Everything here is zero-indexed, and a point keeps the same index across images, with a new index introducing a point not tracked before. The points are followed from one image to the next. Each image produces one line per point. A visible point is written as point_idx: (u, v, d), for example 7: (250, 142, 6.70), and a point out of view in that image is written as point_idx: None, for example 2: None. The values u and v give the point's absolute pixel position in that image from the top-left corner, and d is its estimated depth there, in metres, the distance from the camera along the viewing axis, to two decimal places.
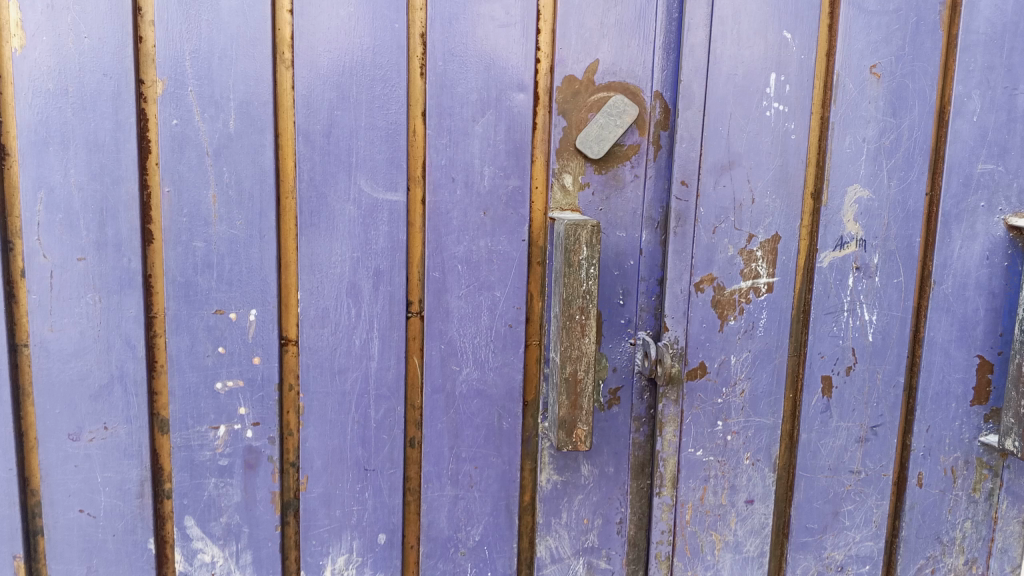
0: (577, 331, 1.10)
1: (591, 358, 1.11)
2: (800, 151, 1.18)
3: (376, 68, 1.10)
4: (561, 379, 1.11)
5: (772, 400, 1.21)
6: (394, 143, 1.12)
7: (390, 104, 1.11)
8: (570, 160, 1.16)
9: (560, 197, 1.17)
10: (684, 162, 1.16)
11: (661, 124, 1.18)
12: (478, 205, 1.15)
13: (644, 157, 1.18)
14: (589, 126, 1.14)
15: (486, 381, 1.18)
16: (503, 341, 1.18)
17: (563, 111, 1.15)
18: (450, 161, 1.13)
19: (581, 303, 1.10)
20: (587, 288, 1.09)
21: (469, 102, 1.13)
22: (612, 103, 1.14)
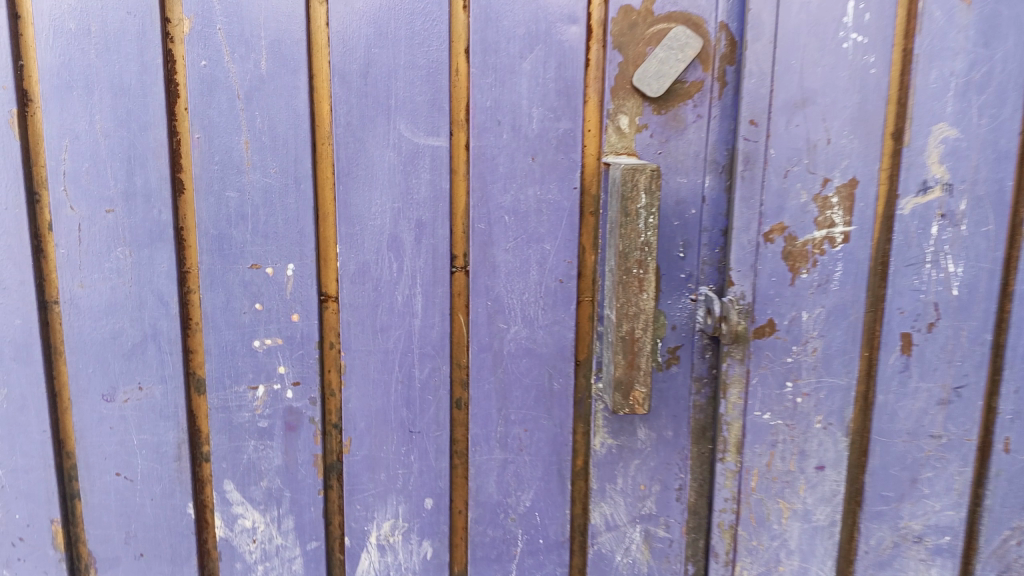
0: (635, 285, 1.03)
1: (650, 314, 1.04)
2: (880, 87, 1.05)
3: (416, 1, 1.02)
4: (617, 337, 1.04)
5: (847, 359, 1.11)
6: (435, 83, 1.04)
7: (431, 41, 1.03)
8: (627, 99, 1.07)
9: (615, 140, 1.08)
10: (753, 99, 1.05)
11: (727, 58, 1.07)
12: (527, 150, 1.07)
13: (707, 96, 1.08)
14: (647, 61, 1.05)
15: (536, 340, 1.11)
16: (554, 298, 1.11)
17: (620, 45, 1.06)
18: (496, 103, 1.05)
19: (639, 255, 1.02)
20: (646, 240, 1.02)
21: (516, 37, 1.04)
22: (673, 34, 1.04)
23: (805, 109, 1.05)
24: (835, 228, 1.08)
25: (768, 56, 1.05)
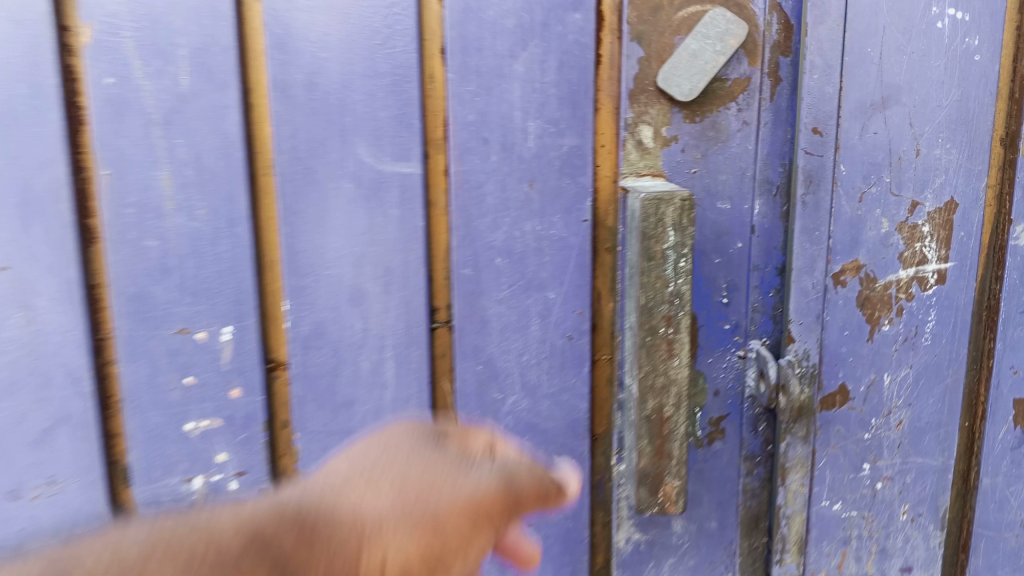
0: (661, 348, 0.80)
1: (684, 384, 0.81)
2: (987, 80, 0.77)
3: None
4: (639, 414, 0.81)
5: (942, 434, 0.86)
6: (404, 93, 0.82)
7: (395, 41, 0.81)
8: (650, 104, 0.84)
9: (635, 157, 0.85)
10: (820, 100, 0.77)
11: (780, 48, 0.84)
12: (523, 174, 0.84)
13: (756, 96, 0.84)
14: (676, 54, 0.81)
15: (539, 413, 0.91)
16: (562, 359, 0.90)
17: (640, 34, 0.82)
18: (481, 115, 0.82)
19: (667, 311, 0.79)
20: (676, 291, 0.79)
21: (504, 30, 0.80)
22: (710, 18, 0.80)
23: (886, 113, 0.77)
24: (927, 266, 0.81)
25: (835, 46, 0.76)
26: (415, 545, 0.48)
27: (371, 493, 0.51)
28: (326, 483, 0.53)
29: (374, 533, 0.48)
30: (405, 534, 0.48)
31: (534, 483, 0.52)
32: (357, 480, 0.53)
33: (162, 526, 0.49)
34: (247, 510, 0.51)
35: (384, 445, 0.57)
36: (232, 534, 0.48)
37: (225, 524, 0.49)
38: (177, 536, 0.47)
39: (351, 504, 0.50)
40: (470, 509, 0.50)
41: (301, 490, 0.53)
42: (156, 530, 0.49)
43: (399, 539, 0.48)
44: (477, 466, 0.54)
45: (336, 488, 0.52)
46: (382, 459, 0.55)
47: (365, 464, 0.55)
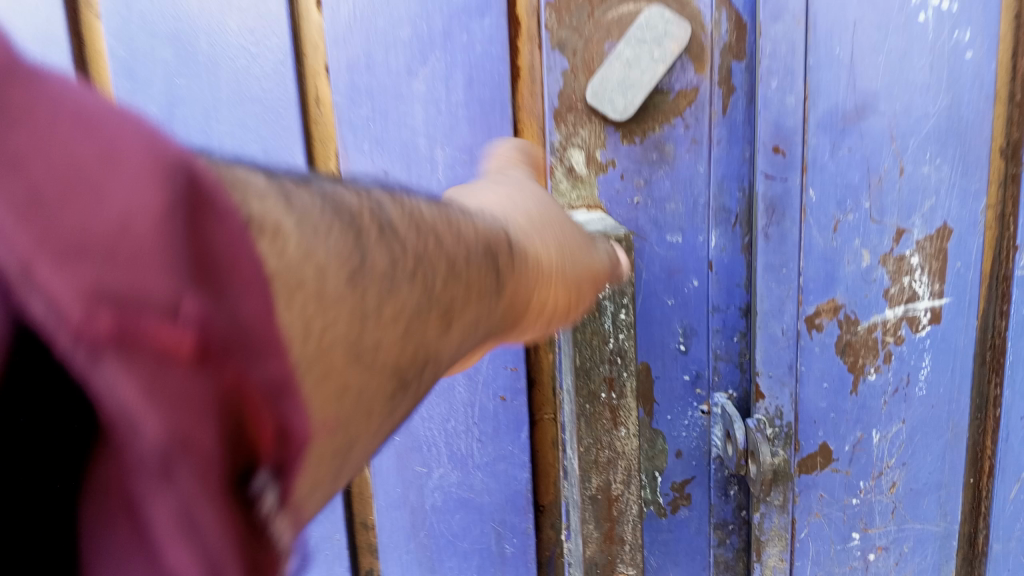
0: (604, 416, 0.66)
1: (635, 456, 0.67)
2: (981, 83, 0.62)
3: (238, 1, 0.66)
4: (580, 493, 0.66)
5: (942, 495, 0.73)
6: (281, 122, 0.68)
7: (267, 59, 0.67)
8: (581, 124, 0.70)
9: (566, 186, 0.72)
10: (780, 116, 0.62)
11: (733, 51, 0.71)
12: None
13: (707, 109, 0.71)
14: (607, 64, 0.68)
15: (471, 487, 0.76)
16: (495, 424, 0.75)
17: (562, 41, 0.68)
18: (377, 144, 0.69)
19: (608, 372, 0.65)
20: (617, 348, 0.65)
21: (399, 42, 0.67)
22: (644, 19, 0.67)
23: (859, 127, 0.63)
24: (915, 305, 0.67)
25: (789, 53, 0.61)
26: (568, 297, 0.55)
27: (539, 241, 0.53)
28: (508, 219, 0.53)
29: (523, 283, 0.51)
30: (548, 276, 0.52)
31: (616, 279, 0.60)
32: (525, 227, 0.53)
33: (359, 197, 0.42)
34: (423, 217, 0.45)
35: (524, 193, 0.56)
36: (422, 265, 0.42)
37: (399, 225, 0.42)
38: (360, 212, 0.40)
39: (523, 245, 0.52)
40: (585, 276, 0.55)
41: (474, 217, 0.49)
42: (349, 204, 0.40)
43: (556, 290, 0.53)
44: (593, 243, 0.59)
45: (516, 228, 0.52)
46: (538, 213, 0.55)
47: (523, 213, 0.54)
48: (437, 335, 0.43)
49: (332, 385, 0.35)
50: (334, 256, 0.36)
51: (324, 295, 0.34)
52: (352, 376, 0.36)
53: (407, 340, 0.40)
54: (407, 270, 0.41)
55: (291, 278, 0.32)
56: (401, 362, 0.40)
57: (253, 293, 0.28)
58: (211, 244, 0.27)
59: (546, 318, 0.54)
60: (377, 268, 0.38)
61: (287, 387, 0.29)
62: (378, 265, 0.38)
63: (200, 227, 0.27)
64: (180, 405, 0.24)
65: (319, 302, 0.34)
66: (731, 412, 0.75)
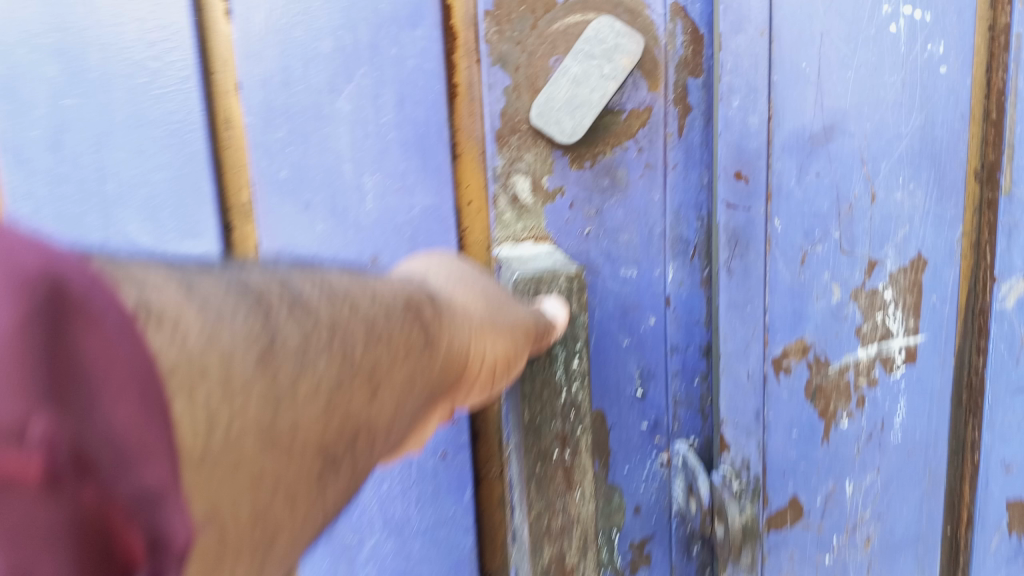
0: (557, 478, 0.58)
1: (590, 520, 0.60)
2: (956, 100, 0.58)
3: (134, 8, 0.58)
4: (530, 565, 0.59)
5: (919, 549, 0.67)
6: (185, 147, 0.60)
7: (169, 76, 0.59)
8: (525, 147, 0.64)
9: (510, 216, 0.65)
10: (742, 138, 0.58)
11: (689, 66, 0.66)
12: (363, 247, 0.63)
13: (661, 130, 0.66)
14: (554, 80, 0.62)
15: (409, 558, 0.67)
16: (435, 485, 0.67)
17: (503, 56, 0.62)
18: (297, 170, 0.61)
19: (561, 429, 0.57)
20: (571, 400, 0.58)
21: (320, 57, 0.59)
22: (592, 31, 0.61)
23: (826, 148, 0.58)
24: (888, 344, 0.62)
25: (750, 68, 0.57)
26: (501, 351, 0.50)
27: (461, 300, 0.50)
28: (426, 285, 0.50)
29: (453, 344, 0.48)
30: (477, 334, 0.49)
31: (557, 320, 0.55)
32: (448, 292, 0.51)
33: (267, 280, 0.40)
34: (337, 289, 0.43)
35: (436, 266, 0.54)
36: (334, 336, 0.40)
37: (313, 300, 0.41)
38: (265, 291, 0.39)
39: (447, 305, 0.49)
40: (516, 330, 0.50)
41: (393, 283, 0.48)
42: (256, 288, 0.39)
43: (488, 344, 0.49)
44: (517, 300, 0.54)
45: (436, 292, 0.50)
46: (459, 275, 0.53)
47: (442, 282, 0.52)
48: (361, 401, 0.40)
49: (250, 468, 0.35)
50: (236, 342, 0.35)
51: (233, 377, 0.34)
52: (267, 460, 0.35)
53: (335, 407, 0.39)
54: (318, 345, 0.39)
55: (197, 363, 0.33)
56: (330, 433, 0.39)
57: (122, 398, 0.28)
58: (79, 355, 0.28)
59: (487, 378, 0.50)
60: (287, 341, 0.37)
61: (159, 495, 0.29)
62: (288, 343, 0.37)
63: (67, 337, 0.28)
64: (15, 527, 0.25)
65: (225, 390, 0.34)
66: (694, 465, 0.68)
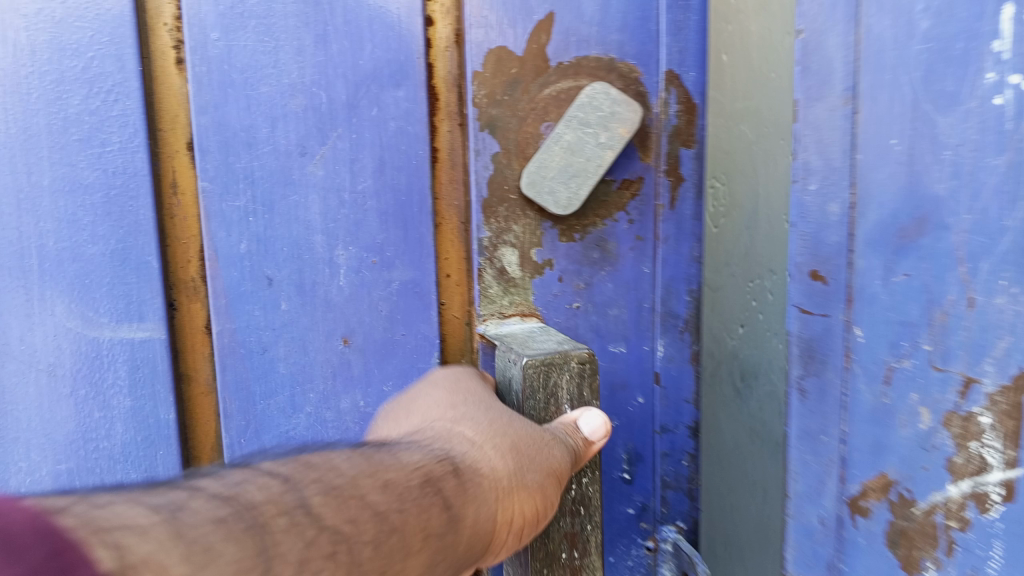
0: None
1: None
2: None
3: (68, 53, 0.49)
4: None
5: None
6: (126, 215, 0.52)
7: (109, 134, 0.51)
8: (514, 218, 0.58)
9: (496, 292, 0.59)
10: (821, 229, 0.45)
11: (683, 136, 0.61)
12: (333, 327, 0.56)
13: (654, 201, 0.61)
14: (547, 148, 0.57)
15: None
16: None
17: (492, 121, 0.57)
18: (259, 243, 0.53)
19: (570, 527, 0.50)
20: (580, 494, 0.50)
21: (289, 116, 0.52)
22: (586, 97, 0.56)
23: (924, 245, 0.36)
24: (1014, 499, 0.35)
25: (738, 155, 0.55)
26: (535, 505, 0.42)
27: (481, 455, 0.42)
28: (440, 443, 0.42)
29: (479, 514, 0.39)
30: (505, 496, 0.41)
31: (592, 445, 0.47)
32: (468, 447, 0.42)
33: (260, 482, 0.33)
34: (342, 472, 0.36)
35: (453, 403, 0.46)
36: (340, 545, 0.32)
37: (321, 506, 0.33)
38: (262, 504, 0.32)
39: (467, 463, 0.41)
40: (547, 479, 0.42)
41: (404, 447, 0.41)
42: (251, 497, 0.32)
43: (519, 506, 0.41)
44: (551, 436, 0.45)
45: (452, 450, 0.42)
46: (490, 420, 0.44)
47: (464, 434, 0.43)
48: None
49: None
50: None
51: None
52: None
53: None
54: (321, 556, 0.32)
55: None
56: None
57: None
58: None
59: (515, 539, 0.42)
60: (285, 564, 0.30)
61: None
62: (286, 560, 0.30)
63: None
64: None
65: None
66: (687, 550, 0.63)
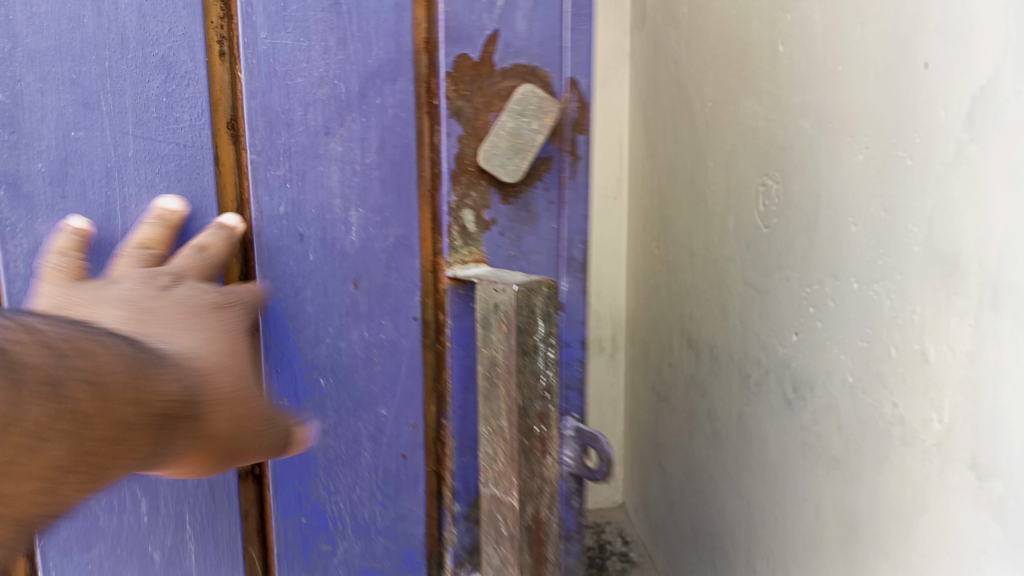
0: (539, 449, 0.59)
1: (556, 484, 0.61)
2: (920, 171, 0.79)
3: (150, 42, 0.61)
4: (502, 528, 0.60)
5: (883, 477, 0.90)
6: (195, 180, 0.64)
7: (181, 113, 0.63)
8: (472, 186, 0.64)
9: (459, 244, 0.64)
10: None
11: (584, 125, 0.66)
12: (346, 273, 0.64)
13: (562, 174, 0.66)
14: (496, 131, 0.62)
15: (376, 555, 0.69)
16: (396, 485, 0.68)
17: (457, 110, 0.62)
18: (294, 207, 0.63)
19: (541, 406, 0.59)
20: (548, 381, 0.59)
21: (316, 102, 0.62)
22: (521, 92, 0.62)
23: None
24: (936, 520, 0.81)
25: (911, 176, 0.80)
26: (214, 453, 0.52)
27: (217, 409, 0.52)
28: (204, 371, 0.52)
29: (173, 451, 0.49)
30: (198, 446, 0.51)
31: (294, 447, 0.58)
32: (220, 391, 0.52)
33: (43, 348, 0.41)
34: (116, 372, 0.44)
35: (227, 347, 0.55)
36: (67, 429, 0.41)
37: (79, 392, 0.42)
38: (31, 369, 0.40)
39: (197, 412, 0.50)
40: (232, 449, 0.53)
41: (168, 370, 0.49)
42: (24, 359, 0.40)
43: (205, 450, 0.52)
44: (267, 425, 0.56)
45: (201, 386, 0.51)
46: (235, 392, 0.53)
47: (228, 373, 0.53)
48: (61, 485, 0.42)
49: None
50: None
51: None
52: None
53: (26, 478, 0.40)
54: (58, 429, 0.41)
55: None
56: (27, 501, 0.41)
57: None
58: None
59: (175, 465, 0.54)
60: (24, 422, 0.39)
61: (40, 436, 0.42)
62: (29, 421, 0.39)
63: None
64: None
65: None
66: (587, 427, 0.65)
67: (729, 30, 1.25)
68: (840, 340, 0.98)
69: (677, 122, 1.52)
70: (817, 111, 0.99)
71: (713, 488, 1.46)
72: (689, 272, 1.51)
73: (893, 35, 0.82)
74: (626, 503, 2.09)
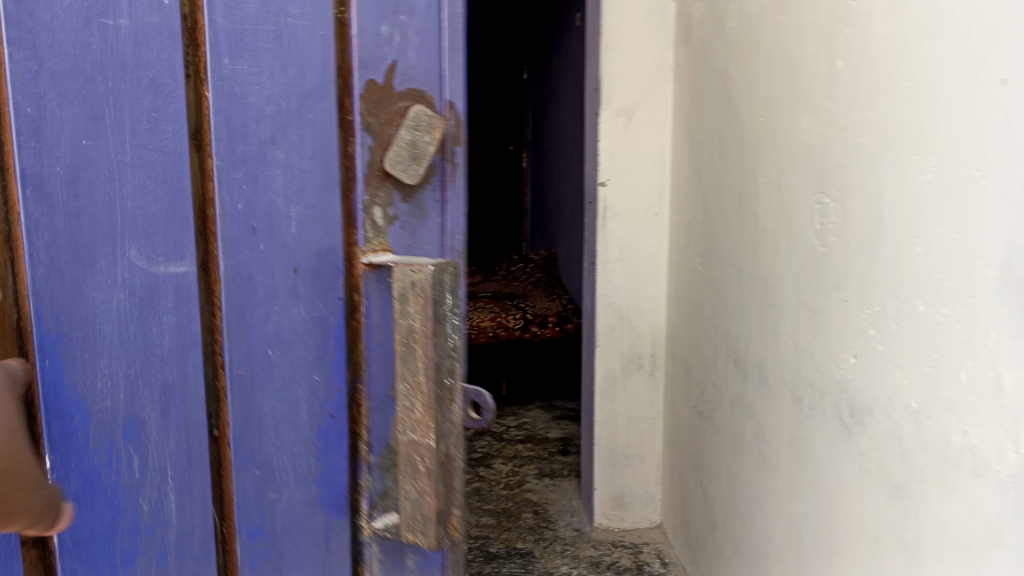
0: (448, 399, 0.70)
1: (461, 426, 0.72)
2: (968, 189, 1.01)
3: (143, 65, 0.72)
4: (419, 466, 0.70)
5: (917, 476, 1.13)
6: (177, 183, 0.74)
7: (166, 125, 0.73)
8: (376, 189, 0.75)
9: (372, 236, 0.76)
10: None
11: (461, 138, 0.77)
12: (287, 260, 0.76)
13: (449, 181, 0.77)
14: (398, 145, 0.74)
15: (314, 503, 0.80)
16: (325, 440, 0.79)
17: (368, 126, 0.74)
18: (249, 204, 0.75)
19: (451, 364, 0.69)
20: (456, 343, 0.69)
21: (266, 117, 0.74)
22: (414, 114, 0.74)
23: None
24: (1007, 547, 0.95)
25: (988, 194, 0.97)
26: None
27: None
28: None
29: None
30: None
31: None
32: None
33: None
34: None
35: None
36: None
37: None
38: None
39: None
40: None
41: None
42: None
43: None
44: None
45: None
46: None
47: None
48: None
49: None
50: None
51: None
52: None
53: None
54: None
55: None
56: None
57: None
58: None
59: None
60: None
61: None
62: None
63: None
64: None
65: None
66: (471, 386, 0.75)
67: (784, 50, 1.51)
68: (904, 365, 1.16)
69: (723, 136, 1.83)
70: (880, 127, 1.19)
71: (765, 515, 1.65)
72: (739, 289, 1.76)
73: (971, 67, 0.99)
74: (664, 525, 2.43)
